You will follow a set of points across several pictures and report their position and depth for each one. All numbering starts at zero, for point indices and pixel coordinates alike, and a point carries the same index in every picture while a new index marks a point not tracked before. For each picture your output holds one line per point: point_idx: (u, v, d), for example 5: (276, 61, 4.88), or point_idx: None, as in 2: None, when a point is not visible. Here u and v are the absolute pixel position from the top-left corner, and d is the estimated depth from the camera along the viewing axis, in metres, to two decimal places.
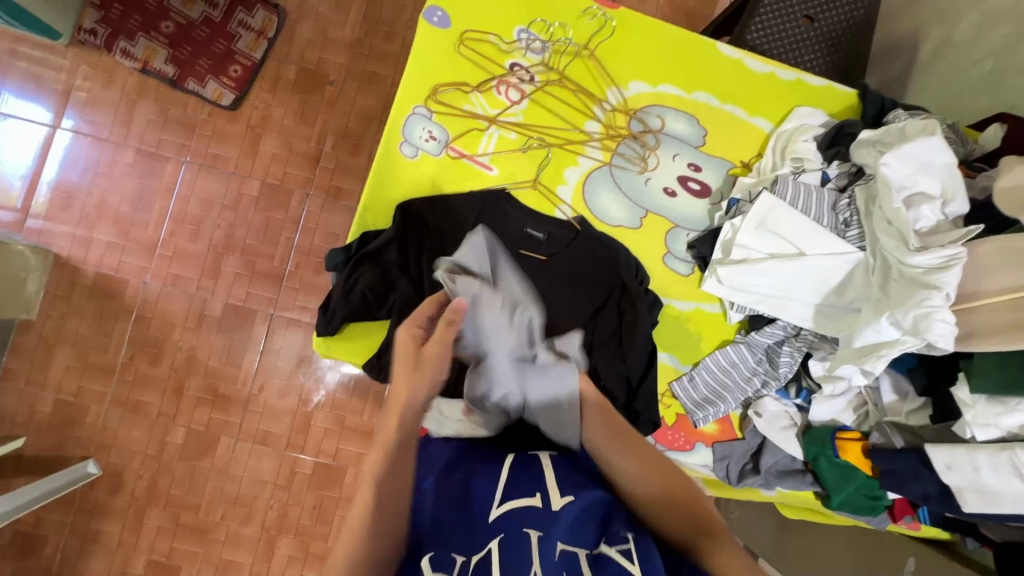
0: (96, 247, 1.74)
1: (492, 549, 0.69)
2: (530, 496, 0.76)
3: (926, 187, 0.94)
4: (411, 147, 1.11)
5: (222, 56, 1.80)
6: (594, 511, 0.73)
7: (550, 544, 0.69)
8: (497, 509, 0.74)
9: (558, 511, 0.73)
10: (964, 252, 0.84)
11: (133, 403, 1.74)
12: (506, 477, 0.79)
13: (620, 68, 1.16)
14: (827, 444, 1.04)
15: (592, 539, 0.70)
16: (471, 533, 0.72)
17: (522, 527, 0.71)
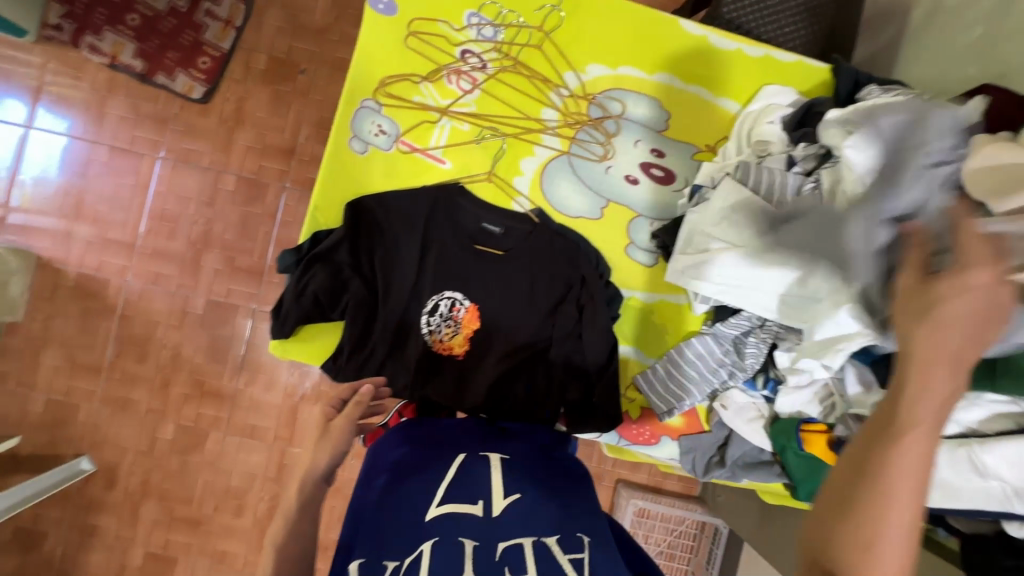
0: (76, 246, 1.74)
1: (423, 552, 0.67)
2: (470, 503, 0.74)
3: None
4: (360, 142, 1.08)
5: (190, 48, 1.75)
6: (539, 514, 0.74)
7: (491, 547, 0.69)
8: (435, 509, 0.72)
9: (498, 517, 0.72)
10: None
11: (121, 401, 1.76)
12: (451, 477, 0.78)
13: (577, 50, 1.11)
14: (792, 437, 1.03)
15: (541, 532, 0.71)
16: (405, 533, 0.70)
17: (457, 535, 0.69)
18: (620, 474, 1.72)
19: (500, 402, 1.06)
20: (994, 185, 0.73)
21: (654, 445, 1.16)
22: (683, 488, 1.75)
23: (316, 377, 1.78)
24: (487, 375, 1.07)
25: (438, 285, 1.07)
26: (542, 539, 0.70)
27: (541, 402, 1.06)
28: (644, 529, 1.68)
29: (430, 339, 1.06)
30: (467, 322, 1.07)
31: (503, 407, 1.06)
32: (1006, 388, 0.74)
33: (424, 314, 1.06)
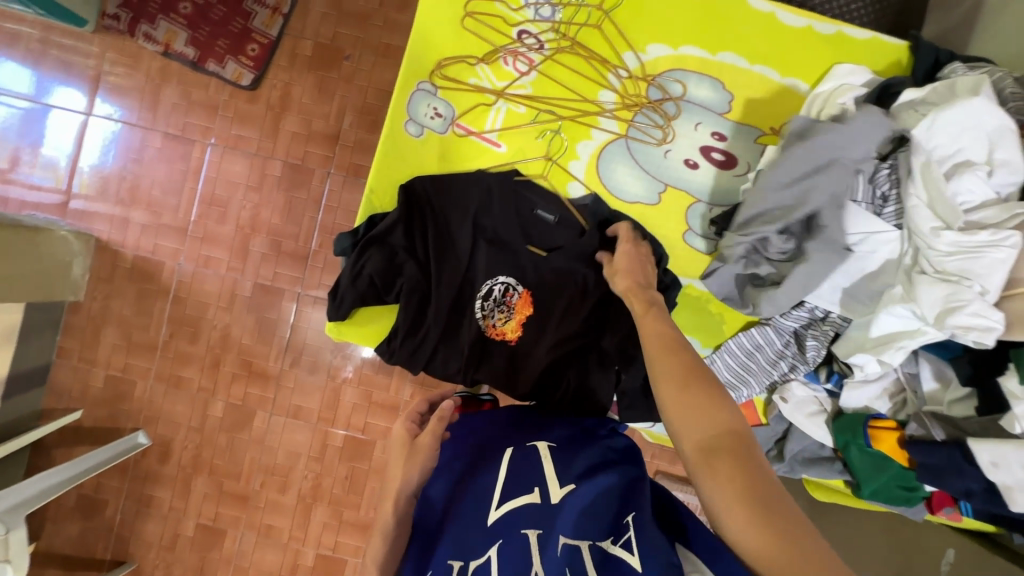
0: (133, 229, 1.81)
1: (492, 559, 0.68)
2: (528, 494, 0.74)
3: (969, 153, 0.86)
4: (416, 125, 1.07)
5: (240, 35, 1.78)
6: (596, 500, 0.72)
7: (552, 538, 0.68)
8: (496, 511, 0.73)
9: (558, 502, 0.71)
10: (1015, 236, 0.78)
11: (175, 379, 1.83)
12: (503, 476, 0.77)
13: (637, 29, 1.07)
14: (859, 433, 0.98)
15: (596, 530, 0.68)
16: (471, 543, 0.71)
17: (522, 529, 0.69)
18: None
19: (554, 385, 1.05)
20: None
21: None
22: None
23: (358, 361, 1.81)
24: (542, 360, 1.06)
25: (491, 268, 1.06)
26: (599, 539, 0.68)
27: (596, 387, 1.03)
28: None
29: (483, 324, 1.06)
30: (522, 306, 1.06)
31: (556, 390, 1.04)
32: None
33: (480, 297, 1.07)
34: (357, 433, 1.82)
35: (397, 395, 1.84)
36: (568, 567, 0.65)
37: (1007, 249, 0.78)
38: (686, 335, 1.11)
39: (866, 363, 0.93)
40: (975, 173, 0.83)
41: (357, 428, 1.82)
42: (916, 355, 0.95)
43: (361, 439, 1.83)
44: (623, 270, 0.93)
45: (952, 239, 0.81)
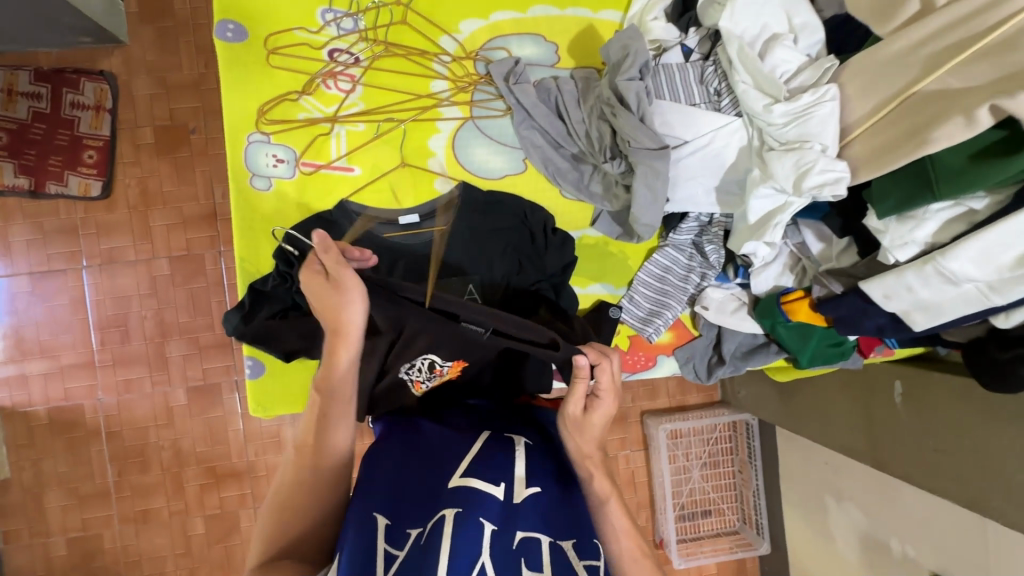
0: (35, 383, 1.67)
1: (445, 518, 0.67)
2: (495, 487, 0.72)
3: (772, 28, 0.90)
4: (262, 179, 1.03)
5: (70, 146, 1.66)
6: (559, 503, 0.74)
7: (509, 532, 0.69)
8: (457, 478, 0.72)
9: (519, 502, 0.72)
10: (832, 88, 0.82)
11: (141, 514, 1.71)
12: (472, 455, 0.75)
13: (444, 12, 1.06)
14: (776, 312, 1.03)
15: (558, 529, 0.71)
16: (430, 511, 0.70)
17: (479, 517, 0.68)
18: (643, 406, 1.76)
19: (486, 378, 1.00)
20: (871, 5, 0.80)
21: (653, 367, 1.16)
22: (705, 397, 1.79)
23: None
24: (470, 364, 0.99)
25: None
26: (560, 538, 0.70)
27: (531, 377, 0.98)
28: (682, 448, 1.72)
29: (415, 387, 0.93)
30: None
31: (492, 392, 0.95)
32: (947, 191, 0.72)
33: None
34: None
35: None
36: (523, 561, 0.67)
37: (832, 102, 0.82)
38: (600, 283, 1.13)
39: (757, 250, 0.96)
40: (782, 45, 0.88)
41: None
42: (797, 225, 0.98)
43: None
44: (593, 432, 0.78)
45: (783, 109, 0.85)
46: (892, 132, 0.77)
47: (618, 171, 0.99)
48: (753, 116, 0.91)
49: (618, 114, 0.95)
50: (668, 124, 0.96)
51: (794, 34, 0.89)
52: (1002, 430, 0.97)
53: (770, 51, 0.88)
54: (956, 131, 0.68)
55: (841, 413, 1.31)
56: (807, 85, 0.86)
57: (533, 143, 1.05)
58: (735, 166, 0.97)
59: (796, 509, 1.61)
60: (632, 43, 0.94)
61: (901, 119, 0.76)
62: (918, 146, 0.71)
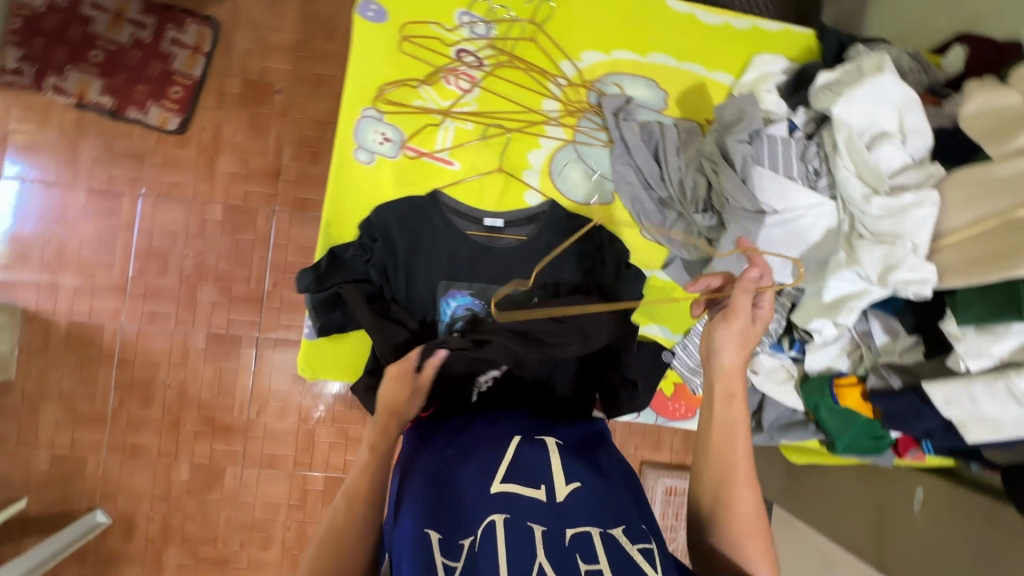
0: (64, 295, 1.68)
1: (496, 524, 0.68)
2: (535, 487, 0.72)
3: (884, 126, 0.94)
4: (365, 152, 1.06)
5: (160, 78, 1.71)
6: (601, 499, 0.72)
7: (560, 529, 0.68)
8: (498, 484, 0.73)
9: (564, 498, 0.71)
10: (933, 193, 0.86)
11: (131, 447, 1.70)
12: (507, 460, 0.76)
13: (571, 39, 1.12)
14: (825, 393, 1.05)
15: (606, 520, 0.70)
16: (475, 515, 0.70)
17: (527, 519, 0.68)
18: (644, 457, 1.74)
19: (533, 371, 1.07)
20: (986, 128, 0.86)
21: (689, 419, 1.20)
22: None
23: (329, 398, 1.76)
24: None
25: (449, 283, 1.06)
26: (609, 528, 0.69)
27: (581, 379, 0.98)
28: (675, 507, 1.69)
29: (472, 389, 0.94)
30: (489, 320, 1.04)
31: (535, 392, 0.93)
32: None
33: (450, 308, 1.05)
34: (338, 473, 1.76)
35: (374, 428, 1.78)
36: (578, 555, 0.65)
37: (930, 207, 0.86)
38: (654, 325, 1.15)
39: (823, 328, 1.00)
40: (892, 143, 0.92)
41: (337, 467, 1.75)
42: (865, 313, 1.01)
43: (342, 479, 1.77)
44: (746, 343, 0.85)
45: (881, 203, 0.88)
46: (986, 247, 0.81)
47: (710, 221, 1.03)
48: (849, 202, 0.95)
49: (720, 171, 1.00)
50: (764, 190, 0.98)
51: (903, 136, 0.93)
52: (1015, 560, 0.97)
53: (879, 146, 0.92)
54: None
55: (852, 504, 1.30)
56: (909, 184, 0.90)
57: (625, 179, 1.08)
58: (820, 245, 1.00)
59: None
60: (748, 109, 1.00)
61: (998, 238, 0.80)
62: (1012, 265, 0.75)
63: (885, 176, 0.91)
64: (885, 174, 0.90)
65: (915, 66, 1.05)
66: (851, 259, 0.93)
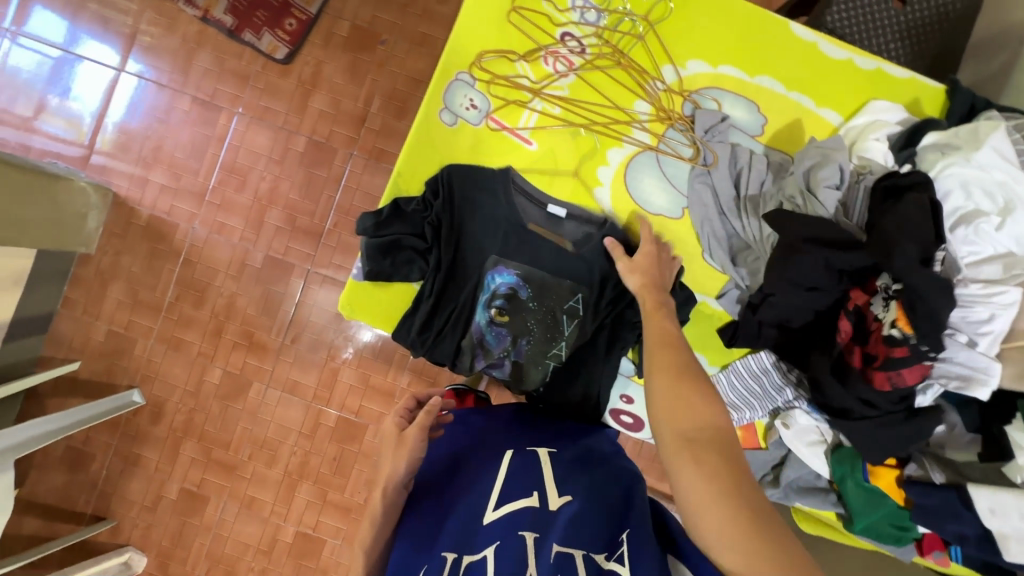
0: (151, 189, 1.81)
1: (486, 556, 0.70)
2: (527, 497, 0.77)
3: (981, 204, 0.86)
4: (450, 115, 1.08)
5: (278, 9, 1.80)
6: (591, 518, 0.72)
7: (545, 547, 0.68)
8: (491, 512, 0.76)
9: (554, 511, 0.74)
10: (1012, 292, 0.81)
11: (175, 341, 1.83)
12: (501, 480, 0.82)
13: (679, 44, 1.09)
14: (857, 467, 0.99)
15: (592, 543, 0.69)
16: (468, 536, 0.74)
17: (516, 529, 0.71)
18: None
19: (560, 361, 1.08)
20: None
21: None
22: None
23: (359, 343, 1.82)
24: (563, 352, 1.08)
25: (498, 259, 1.07)
26: (596, 552, 0.68)
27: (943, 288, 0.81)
28: None
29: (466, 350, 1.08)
30: (529, 303, 1.07)
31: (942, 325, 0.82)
32: None
33: (492, 284, 1.07)
34: (350, 416, 1.82)
35: (393, 383, 1.82)
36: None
37: (1005, 307, 0.82)
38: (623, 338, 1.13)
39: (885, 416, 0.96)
40: (982, 225, 0.84)
41: (351, 410, 1.81)
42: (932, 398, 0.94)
43: (353, 422, 1.83)
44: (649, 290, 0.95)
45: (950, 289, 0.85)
46: None
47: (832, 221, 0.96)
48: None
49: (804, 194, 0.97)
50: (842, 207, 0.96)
51: (1003, 216, 0.85)
52: None
53: (963, 227, 0.86)
54: None
55: None
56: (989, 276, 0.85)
57: (700, 199, 1.06)
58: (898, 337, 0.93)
59: None
60: (834, 154, 0.96)
61: None
62: None
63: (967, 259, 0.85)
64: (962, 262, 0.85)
65: None
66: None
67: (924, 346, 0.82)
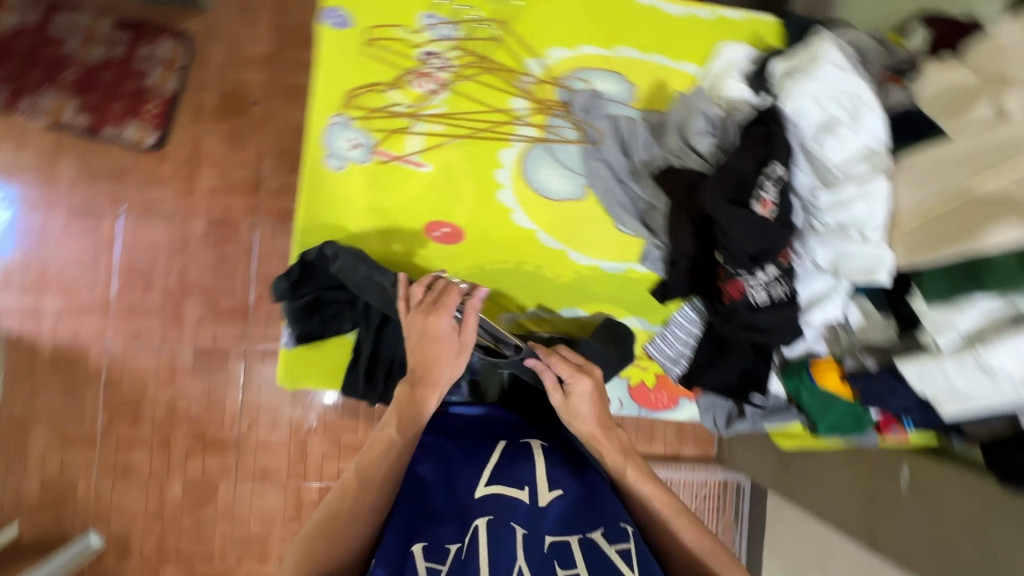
0: (47, 317, 1.67)
1: (480, 527, 0.72)
2: (518, 488, 0.77)
3: (833, 113, 0.94)
4: (336, 159, 1.06)
5: (134, 95, 1.71)
6: (580, 507, 0.76)
7: (539, 536, 0.72)
8: (484, 488, 0.77)
9: (546, 505, 0.75)
10: (880, 180, 0.89)
11: (122, 467, 1.69)
12: (493, 462, 0.81)
13: (535, 36, 1.12)
14: (804, 376, 1.06)
15: (585, 524, 0.74)
16: (463, 521, 0.73)
17: (510, 521, 0.72)
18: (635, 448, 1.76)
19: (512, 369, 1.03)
20: (944, 106, 0.90)
21: (673, 407, 1.27)
22: (698, 450, 1.79)
23: (320, 407, 1.75)
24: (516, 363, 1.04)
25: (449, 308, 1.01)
26: (589, 531, 0.73)
27: (734, 221, 0.89)
28: None
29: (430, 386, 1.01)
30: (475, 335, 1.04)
31: (743, 250, 0.92)
32: (995, 284, 0.76)
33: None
34: (333, 482, 1.74)
35: (368, 436, 1.76)
36: (556, 563, 0.69)
37: (878, 198, 0.89)
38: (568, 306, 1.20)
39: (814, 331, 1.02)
40: (840, 131, 0.93)
41: (332, 477, 1.74)
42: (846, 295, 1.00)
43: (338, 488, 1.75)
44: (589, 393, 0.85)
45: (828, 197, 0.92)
46: (941, 225, 0.82)
47: (710, 169, 1.02)
48: (799, 200, 0.98)
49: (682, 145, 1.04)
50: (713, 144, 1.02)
51: (855, 119, 0.93)
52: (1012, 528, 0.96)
53: (827, 137, 0.93)
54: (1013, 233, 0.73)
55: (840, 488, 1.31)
56: (861, 173, 0.91)
57: (598, 173, 1.09)
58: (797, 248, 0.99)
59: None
60: (698, 103, 1.05)
61: (954, 215, 0.81)
62: (973, 238, 0.76)
63: (836, 165, 0.93)
64: (833, 167, 0.93)
65: (877, 48, 1.07)
66: (804, 252, 0.98)
67: (728, 268, 0.94)
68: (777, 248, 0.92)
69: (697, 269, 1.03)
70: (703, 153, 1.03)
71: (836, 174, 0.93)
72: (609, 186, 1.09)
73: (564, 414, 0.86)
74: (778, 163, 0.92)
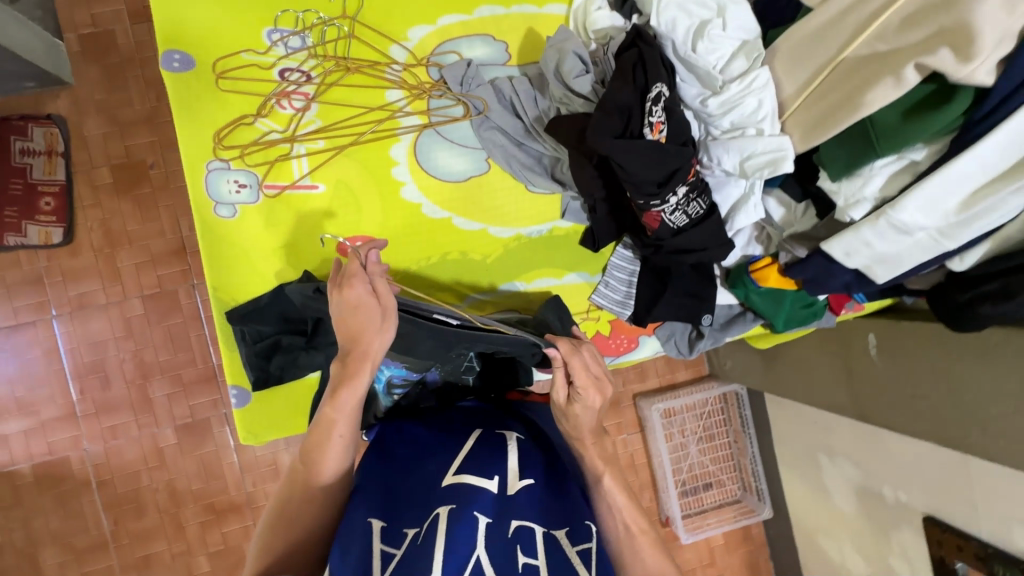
0: (15, 441, 1.59)
1: (439, 516, 0.71)
2: (489, 479, 0.76)
3: (701, 16, 0.92)
4: (226, 206, 1.02)
5: (24, 197, 1.53)
6: (552, 500, 0.77)
7: (504, 522, 0.72)
8: (451, 476, 0.76)
9: (513, 494, 0.76)
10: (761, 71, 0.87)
11: (143, 560, 1.64)
12: (466, 451, 0.80)
13: (390, 21, 1.07)
14: (748, 281, 1.08)
15: (554, 521, 0.74)
16: (426, 508, 0.74)
17: (473, 512, 0.71)
18: (635, 389, 1.77)
19: (477, 373, 1.00)
20: None
21: (636, 348, 1.22)
22: (693, 372, 1.81)
23: None
24: (475, 363, 0.99)
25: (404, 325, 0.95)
26: (554, 528, 0.73)
27: (625, 153, 0.87)
28: (677, 425, 1.75)
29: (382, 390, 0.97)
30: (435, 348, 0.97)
31: (647, 179, 0.90)
32: (887, 147, 0.76)
33: (383, 377, 0.99)
34: None
35: None
36: (518, 548, 0.70)
37: (762, 88, 0.87)
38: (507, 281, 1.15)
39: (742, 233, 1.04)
40: (711, 31, 0.90)
41: None
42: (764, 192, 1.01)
43: None
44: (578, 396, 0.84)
45: (716, 103, 0.91)
46: (827, 100, 0.81)
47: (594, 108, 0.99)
48: (693, 111, 0.97)
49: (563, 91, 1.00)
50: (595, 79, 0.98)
51: (722, 16, 0.90)
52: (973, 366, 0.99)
53: (701, 42, 0.90)
54: (887, 91, 0.72)
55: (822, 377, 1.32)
56: (741, 70, 0.89)
57: (494, 142, 1.07)
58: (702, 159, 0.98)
59: (795, 473, 1.64)
60: (566, 45, 0.99)
61: (835, 87, 0.80)
62: (857, 106, 0.75)
63: (717, 68, 0.91)
64: (715, 71, 0.91)
65: None
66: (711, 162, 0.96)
67: (639, 199, 0.93)
68: (683, 166, 0.91)
69: (615, 208, 1.03)
70: (588, 95, 0.99)
71: (719, 77, 0.91)
72: (508, 152, 1.07)
73: (562, 414, 0.86)
74: (660, 83, 0.90)
